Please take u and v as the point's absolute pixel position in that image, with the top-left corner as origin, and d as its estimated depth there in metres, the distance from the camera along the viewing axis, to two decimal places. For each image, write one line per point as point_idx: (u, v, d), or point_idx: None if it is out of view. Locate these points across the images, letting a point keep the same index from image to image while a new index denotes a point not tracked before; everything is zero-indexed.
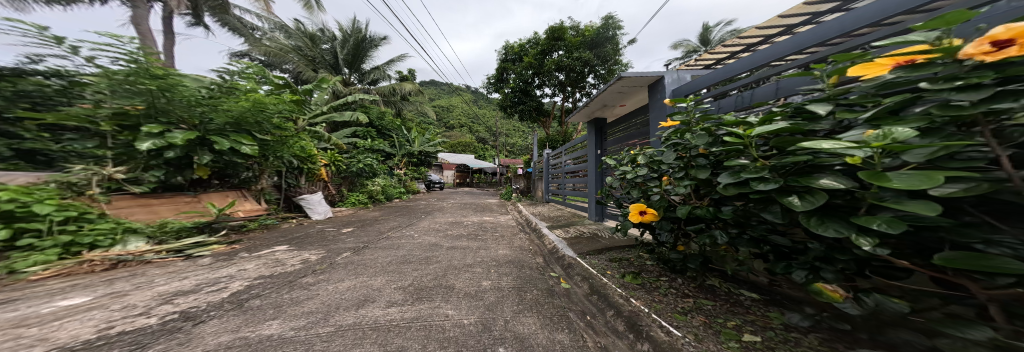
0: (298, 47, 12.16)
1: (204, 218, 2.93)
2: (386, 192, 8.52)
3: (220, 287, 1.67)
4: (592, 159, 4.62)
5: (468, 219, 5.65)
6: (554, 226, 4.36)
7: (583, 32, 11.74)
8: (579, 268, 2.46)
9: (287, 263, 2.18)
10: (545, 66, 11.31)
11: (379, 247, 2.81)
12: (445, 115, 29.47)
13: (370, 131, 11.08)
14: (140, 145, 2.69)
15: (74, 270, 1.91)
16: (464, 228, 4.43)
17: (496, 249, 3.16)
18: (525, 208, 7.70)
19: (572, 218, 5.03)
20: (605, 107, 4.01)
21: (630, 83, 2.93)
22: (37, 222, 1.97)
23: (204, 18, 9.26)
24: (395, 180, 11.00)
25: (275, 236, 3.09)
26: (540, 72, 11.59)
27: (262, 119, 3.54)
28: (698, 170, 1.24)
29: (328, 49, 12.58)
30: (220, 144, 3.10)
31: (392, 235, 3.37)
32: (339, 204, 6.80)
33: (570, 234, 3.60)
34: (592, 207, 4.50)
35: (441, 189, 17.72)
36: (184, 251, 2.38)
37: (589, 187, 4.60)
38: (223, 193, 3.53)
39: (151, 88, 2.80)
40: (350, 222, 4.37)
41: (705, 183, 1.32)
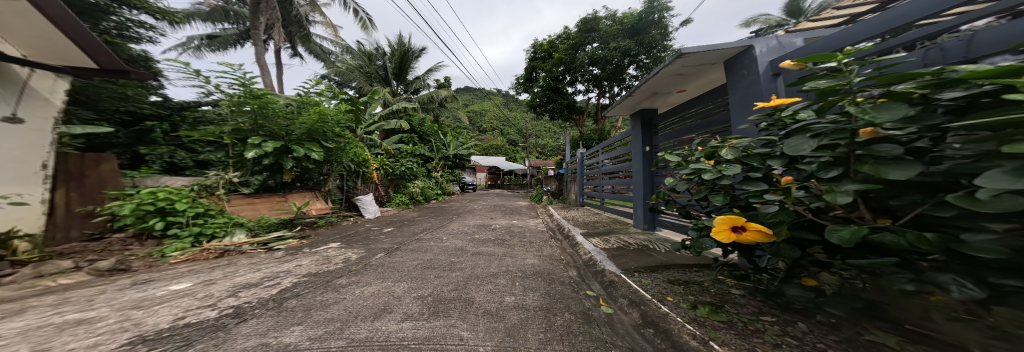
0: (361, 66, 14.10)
1: (288, 215, 3.73)
2: (425, 194, 9.37)
3: (275, 283, 1.91)
4: (639, 157, 3.87)
5: (493, 224, 5.64)
6: (591, 233, 4.06)
7: (619, 20, 10.56)
8: (627, 289, 2.03)
9: (333, 261, 2.54)
10: (578, 60, 10.76)
11: (409, 249, 3.28)
12: (480, 119, 30.74)
13: (415, 137, 12.22)
14: (247, 154, 3.35)
15: (197, 256, 2.44)
16: (477, 235, 4.46)
17: (524, 258, 3.16)
18: (558, 211, 7.34)
19: (613, 225, 4.48)
20: (657, 95, 3.31)
21: (696, 60, 2.24)
22: (179, 216, 2.58)
23: (297, 50, 11.47)
24: (433, 182, 12.00)
25: (332, 235, 3.89)
26: (572, 69, 11.14)
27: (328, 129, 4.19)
28: (879, 166, 0.68)
29: (382, 65, 14.26)
30: (298, 152, 3.78)
31: (423, 237, 4.00)
32: (387, 204, 7.73)
33: (614, 245, 3.16)
34: (639, 213, 3.83)
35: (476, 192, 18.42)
36: (268, 245, 2.89)
37: (636, 191, 3.91)
38: (302, 193, 4.34)
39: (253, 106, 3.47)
40: (393, 223, 5.26)
41: (884, 189, 0.75)
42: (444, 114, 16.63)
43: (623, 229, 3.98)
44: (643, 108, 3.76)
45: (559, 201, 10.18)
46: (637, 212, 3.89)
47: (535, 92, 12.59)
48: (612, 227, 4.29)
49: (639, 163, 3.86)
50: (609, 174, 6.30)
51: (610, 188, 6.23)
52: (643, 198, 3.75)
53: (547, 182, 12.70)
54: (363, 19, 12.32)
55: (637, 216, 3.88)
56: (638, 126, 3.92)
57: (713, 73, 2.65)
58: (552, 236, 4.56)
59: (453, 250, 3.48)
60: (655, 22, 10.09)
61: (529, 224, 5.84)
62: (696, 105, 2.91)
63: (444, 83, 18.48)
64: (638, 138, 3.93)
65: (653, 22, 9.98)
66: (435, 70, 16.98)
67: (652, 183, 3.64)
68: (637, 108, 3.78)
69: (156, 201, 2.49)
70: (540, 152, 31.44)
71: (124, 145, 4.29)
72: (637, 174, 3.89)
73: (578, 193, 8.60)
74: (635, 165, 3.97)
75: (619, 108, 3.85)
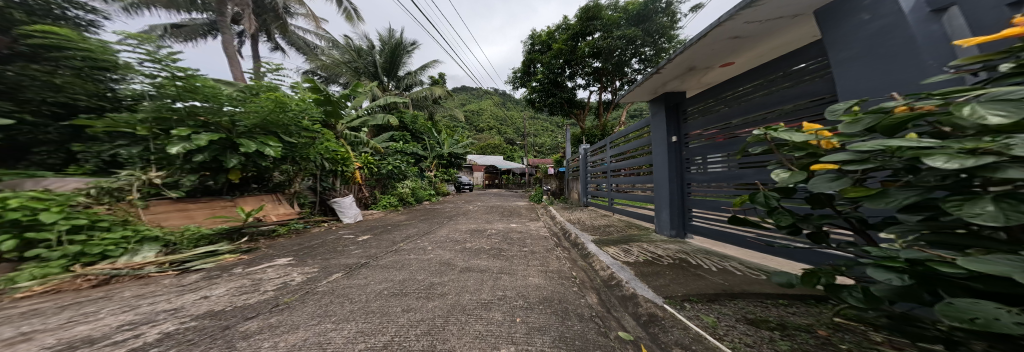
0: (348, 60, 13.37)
1: (232, 224, 3.01)
2: (416, 195, 8.67)
3: (133, 336, 1.19)
4: (662, 149, 3.23)
5: (487, 229, 4.95)
6: (605, 242, 3.39)
7: (622, 8, 10.04)
8: (683, 333, 1.35)
9: (264, 286, 1.85)
10: (579, 51, 10.14)
11: (380, 265, 2.60)
12: (476, 119, 30.11)
13: (406, 135, 11.49)
14: (171, 149, 2.61)
15: (64, 286, 1.73)
16: (468, 244, 3.74)
17: (525, 276, 2.50)
18: (560, 213, 6.71)
19: (628, 229, 3.83)
20: (691, 72, 2.66)
21: (775, 5, 1.58)
22: (46, 231, 1.86)
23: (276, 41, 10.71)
24: (425, 181, 11.38)
25: (290, 244, 3.25)
26: (573, 61, 10.50)
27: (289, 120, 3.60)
28: None
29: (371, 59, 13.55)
30: (247, 146, 3.08)
31: (403, 247, 3.33)
32: (371, 207, 7.01)
33: (639, 260, 2.48)
34: (664, 217, 3.17)
35: (471, 192, 17.77)
36: (186, 264, 2.18)
37: (660, 190, 3.25)
38: (258, 196, 3.65)
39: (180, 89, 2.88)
40: (373, 229, 4.58)
41: None
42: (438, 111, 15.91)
43: (643, 236, 3.30)
44: (668, 90, 3.10)
45: (560, 201, 9.52)
46: (661, 215, 3.22)
47: (533, 86, 11.93)
48: (626, 234, 3.62)
49: (663, 157, 3.21)
50: (616, 172, 5.66)
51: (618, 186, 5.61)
52: (669, 200, 3.09)
53: (546, 180, 12.02)
54: (347, 9, 11.63)
55: (661, 221, 3.21)
56: (661, 112, 3.27)
57: (779, 37, 2.00)
58: (558, 244, 3.87)
59: (435, 265, 2.77)
60: (660, 10, 9.47)
61: (529, 228, 5.14)
62: (749, 81, 2.26)
63: (437, 80, 17.78)
64: (661, 128, 3.28)
65: (658, 8, 9.40)
66: (427, 66, 16.26)
67: (681, 180, 2.98)
68: (661, 91, 3.14)
69: (0, 211, 1.75)
70: (537, 150, 30.80)
71: (57, 141, 3.41)
72: (661, 170, 3.23)
73: (581, 192, 7.93)
74: (658, 159, 3.31)
75: (639, 91, 3.19)
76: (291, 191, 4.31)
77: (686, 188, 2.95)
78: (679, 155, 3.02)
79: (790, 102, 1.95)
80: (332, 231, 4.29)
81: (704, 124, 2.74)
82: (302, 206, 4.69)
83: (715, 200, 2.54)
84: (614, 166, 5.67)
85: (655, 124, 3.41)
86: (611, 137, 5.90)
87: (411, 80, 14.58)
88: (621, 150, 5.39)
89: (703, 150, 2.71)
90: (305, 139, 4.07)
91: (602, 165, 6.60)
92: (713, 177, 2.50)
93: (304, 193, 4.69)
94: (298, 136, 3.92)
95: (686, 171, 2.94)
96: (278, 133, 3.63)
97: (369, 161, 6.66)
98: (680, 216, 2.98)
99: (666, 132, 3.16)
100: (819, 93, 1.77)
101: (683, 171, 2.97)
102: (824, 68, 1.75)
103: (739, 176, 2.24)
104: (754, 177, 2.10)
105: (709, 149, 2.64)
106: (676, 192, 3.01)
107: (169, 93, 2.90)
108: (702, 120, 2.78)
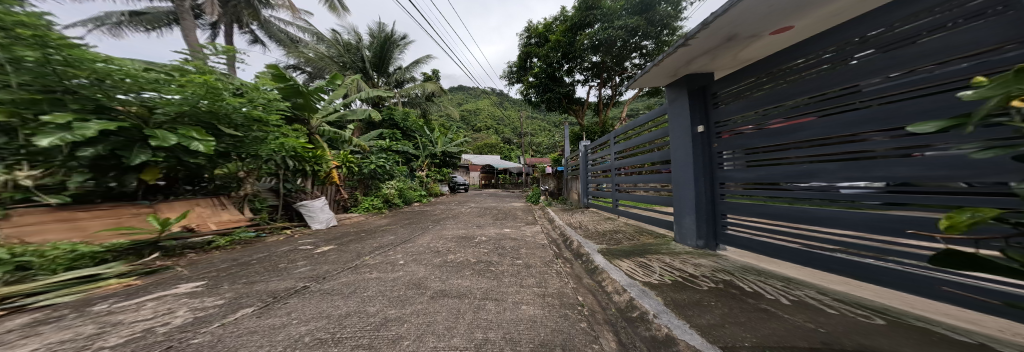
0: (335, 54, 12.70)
1: (146, 236, 2.50)
2: (404, 196, 8.01)
3: None
4: (683, 143, 2.61)
5: (478, 235, 4.34)
6: (612, 254, 2.79)
7: None
8: None
9: (105, 340, 1.23)
10: (579, 43, 9.56)
11: (321, 290, 1.96)
12: (472, 118, 29.56)
13: (396, 133, 10.85)
14: (40, 141, 2.07)
15: None
16: (451, 257, 3.11)
17: (511, 305, 1.89)
18: (559, 215, 6.10)
19: (638, 237, 3.22)
20: (728, 44, 2.02)
21: None
22: None
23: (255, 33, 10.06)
24: (416, 181, 10.74)
25: (219, 262, 2.60)
26: (572, 53, 9.92)
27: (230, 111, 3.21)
28: None
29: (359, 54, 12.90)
30: (164, 139, 2.56)
31: (367, 262, 2.68)
32: (352, 210, 6.32)
33: (653, 282, 1.91)
34: (688, 222, 2.56)
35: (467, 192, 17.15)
36: (25, 300, 1.61)
37: (679, 191, 2.66)
38: (189, 201, 3.13)
39: (38, 62, 2.19)
40: (341, 236, 3.92)
41: None
42: (431, 108, 15.25)
43: (658, 247, 2.71)
44: (693, 71, 2.46)
45: (559, 202, 8.91)
46: (682, 221, 2.62)
47: (530, 81, 11.37)
48: (637, 243, 3.02)
49: (684, 151, 2.60)
50: (619, 171, 5.09)
51: (620, 186, 5.04)
52: (687, 203, 2.53)
53: (545, 180, 11.39)
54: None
55: (683, 230, 2.61)
56: (683, 98, 2.63)
57: None
58: (557, 255, 3.26)
59: (399, 289, 2.13)
60: None
61: (526, 234, 4.52)
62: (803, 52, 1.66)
63: (431, 76, 17.17)
64: (682, 116, 2.65)
65: None
66: (420, 62, 15.65)
67: (709, 178, 2.35)
68: (683, 72, 2.51)
69: None
70: (536, 150, 30.18)
71: None
72: (681, 167, 2.62)
73: (582, 193, 7.34)
74: (676, 154, 2.71)
75: (654, 72, 2.57)
76: (239, 193, 3.74)
77: (716, 190, 2.33)
78: (705, 149, 2.40)
79: (838, 85, 1.49)
80: (291, 240, 3.62)
81: (738, 110, 2.14)
82: (258, 211, 4.02)
83: (761, 205, 1.95)
84: (617, 164, 5.08)
85: (673, 112, 2.80)
86: (613, 133, 5.32)
87: (403, 76, 13.94)
88: (626, 146, 4.80)
89: (738, 143, 2.12)
90: (249, 131, 3.50)
91: (603, 165, 6.04)
92: (767, 174, 1.90)
93: (260, 196, 4.08)
94: (241, 129, 3.41)
95: (716, 168, 2.32)
96: (206, 124, 3.13)
97: (348, 159, 6.00)
98: (708, 224, 2.36)
99: (688, 122, 2.55)
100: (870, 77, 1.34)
101: (710, 167, 2.35)
102: (887, 42, 1.29)
103: (811, 172, 1.61)
104: (837, 175, 1.48)
105: (748, 139, 2.04)
106: (703, 194, 2.39)
107: (37, 69, 2.22)
108: (736, 104, 2.17)
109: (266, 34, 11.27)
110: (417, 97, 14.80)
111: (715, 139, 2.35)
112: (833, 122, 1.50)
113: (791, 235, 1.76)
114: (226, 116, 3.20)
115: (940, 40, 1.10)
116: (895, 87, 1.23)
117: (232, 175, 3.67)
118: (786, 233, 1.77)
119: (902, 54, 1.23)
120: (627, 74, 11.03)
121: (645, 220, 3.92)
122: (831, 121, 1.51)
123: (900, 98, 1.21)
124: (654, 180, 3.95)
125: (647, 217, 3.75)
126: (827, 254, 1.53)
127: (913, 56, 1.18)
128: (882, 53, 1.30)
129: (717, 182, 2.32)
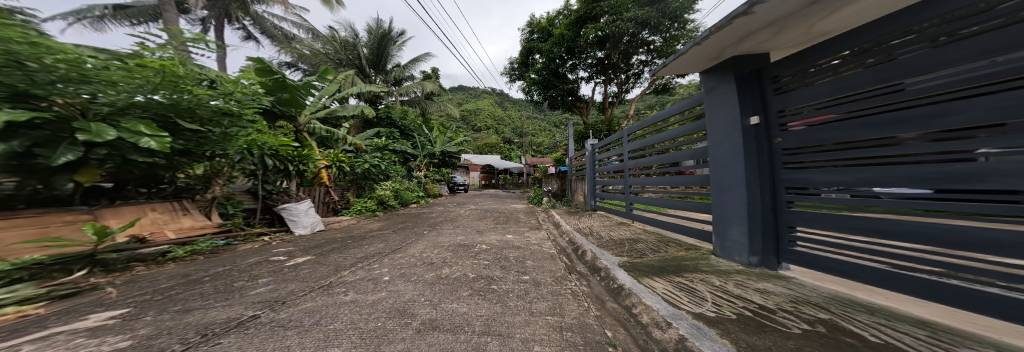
0: (330, 51, 12.29)
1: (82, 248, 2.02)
2: (401, 198, 7.51)
3: None
4: (728, 139, 2.18)
5: (478, 243, 3.88)
6: (639, 271, 2.31)
7: None
8: None
9: None
10: (585, 36, 9.13)
11: (275, 320, 1.48)
12: (473, 118, 29.18)
13: (394, 132, 10.43)
14: None
15: None
16: (446, 272, 2.65)
17: (523, 344, 1.41)
18: (565, 219, 5.62)
19: (667, 249, 2.74)
20: (802, 13, 1.56)
21: None
22: None
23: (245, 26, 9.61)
24: (413, 182, 10.29)
25: (165, 274, 2.13)
26: (577, 47, 9.49)
27: (197, 105, 2.82)
28: None
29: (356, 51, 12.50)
30: (102, 135, 2.16)
31: (344, 279, 2.22)
32: (342, 212, 5.87)
33: (706, 314, 1.47)
34: (734, 234, 2.14)
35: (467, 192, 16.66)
36: None
37: (723, 195, 2.23)
38: (142, 206, 2.67)
39: None
40: (322, 244, 3.45)
41: None
42: (431, 107, 14.83)
43: (692, 263, 2.24)
44: (747, 48, 2.00)
45: (564, 204, 8.43)
46: (727, 232, 2.19)
47: (532, 78, 10.97)
48: (663, 257, 2.55)
49: (729, 148, 2.17)
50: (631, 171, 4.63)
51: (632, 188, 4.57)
52: (734, 211, 2.10)
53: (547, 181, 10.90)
54: None
55: (730, 243, 2.17)
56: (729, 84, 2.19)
57: None
58: (569, 270, 2.80)
59: (379, 318, 1.66)
60: None
61: (532, 242, 4.04)
62: (898, 23, 1.25)
63: (430, 75, 16.81)
64: (725, 107, 2.22)
65: None
66: (419, 60, 15.33)
67: (768, 181, 1.89)
68: (730, 53, 2.10)
69: None
70: (537, 150, 29.74)
71: None
72: (727, 167, 2.19)
73: (588, 195, 6.88)
74: (719, 152, 2.28)
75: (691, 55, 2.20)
76: (205, 196, 3.32)
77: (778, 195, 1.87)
78: (760, 145, 1.96)
79: (878, 83, 1.32)
80: (266, 247, 3.16)
81: (801, 98, 1.71)
82: (228, 216, 3.55)
83: (847, 215, 1.48)
84: (631, 165, 4.61)
85: (712, 104, 2.37)
86: (625, 130, 4.85)
87: (401, 74, 13.57)
88: (640, 144, 4.33)
89: (807, 137, 1.68)
90: (218, 126, 3.10)
91: (612, 165, 5.57)
92: (854, 178, 1.44)
93: (233, 200, 3.63)
94: (205, 124, 2.98)
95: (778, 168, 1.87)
96: (163, 118, 2.70)
97: (340, 159, 5.63)
98: (768, 237, 1.91)
99: (734, 114, 2.12)
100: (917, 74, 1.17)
101: (768, 167, 1.90)
102: (945, 32, 1.10)
103: (976, 175, 1.01)
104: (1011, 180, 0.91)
105: (817, 132, 1.61)
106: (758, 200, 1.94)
107: None
108: (800, 91, 1.74)
109: (259, 29, 10.86)
110: (415, 96, 14.40)
111: (773, 133, 1.90)
112: (884, 119, 1.29)
113: (882, 255, 1.35)
114: (189, 109, 2.80)
115: (996, 36, 0.95)
116: (947, 85, 1.07)
117: (193, 176, 3.24)
118: (864, 251, 1.39)
119: (962, 46, 1.04)
120: (633, 71, 10.68)
121: (662, 225, 3.47)
122: (911, 114, 1.19)
123: (974, 94, 1.01)
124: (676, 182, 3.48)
125: (665, 223, 3.29)
126: (938, 283, 1.13)
127: (965, 54, 1.02)
128: (932, 48, 1.14)
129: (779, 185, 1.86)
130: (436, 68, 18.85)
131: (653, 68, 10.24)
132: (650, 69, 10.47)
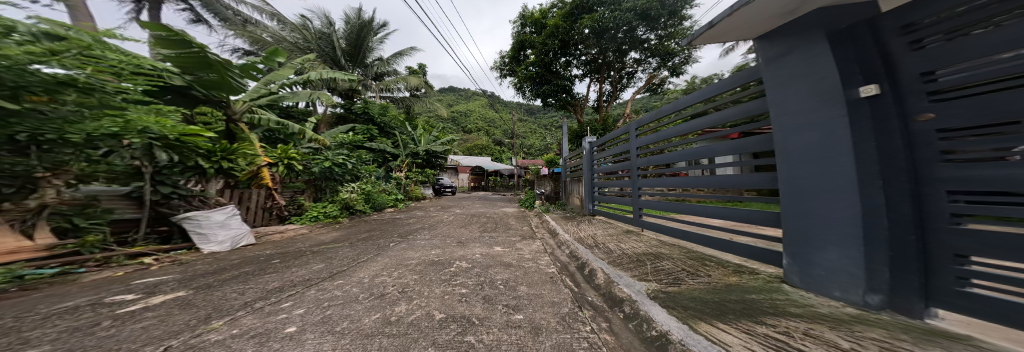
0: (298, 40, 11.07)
1: None
2: (376, 201, 6.22)
3: None
4: (813, 122, 1.46)
5: (456, 259, 2.98)
6: (686, 313, 1.52)
7: None
8: None
9: None
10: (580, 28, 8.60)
11: None
12: (460, 120, 28.31)
13: (371, 129, 9.47)
14: None
15: None
16: (399, 311, 1.76)
17: None
18: (562, 226, 4.83)
19: (711, 272, 1.98)
20: None
21: None
22: None
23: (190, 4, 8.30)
24: (392, 184, 9.22)
25: None
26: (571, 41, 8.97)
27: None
28: None
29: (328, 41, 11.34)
30: None
31: (208, 337, 1.31)
32: (291, 220, 4.41)
33: None
34: (833, 257, 1.35)
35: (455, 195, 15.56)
36: None
37: (805, 202, 1.50)
38: None
39: None
40: (232, 267, 2.45)
41: None
42: (414, 104, 13.81)
43: (764, 302, 1.45)
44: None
45: (559, 209, 7.63)
46: (815, 258, 1.44)
47: (523, 74, 10.32)
48: (711, 286, 1.76)
49: (818, 134, 1.44)
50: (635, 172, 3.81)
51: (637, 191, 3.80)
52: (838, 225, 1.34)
53: (540, 183, 10.06)
54: None
55: (818, 272, 1.42)
56: (809, 49, 1.50)
57: None
58: (578, 305, 1.96)
59: None
60: None
61: (525, 256, 3.20)
62: None
63: (415, 71, 15.88)
64: (804, 78, 1.53)
65: None
66: (403, 55, 14.39)
67: (902, 181, 1.16)
68: (812, 7, 1.44)
69: None
70: (527, 152, 29.12)
71: None
72: (813, 162, 1.46)
73: (585, 198, 6.12)
74: (796, 141, 1.56)
75: (748, 14, 1.57)
76: (25, 205, 2.16)
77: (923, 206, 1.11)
78: (879, 126, 1.23)
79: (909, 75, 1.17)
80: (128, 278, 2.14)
81: (960, 50, 1.04)
82: (71, 233, 2.37)
83: None
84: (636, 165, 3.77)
85: (779, 78, 1.69)
86: (631, 123, 3.95)
87: (381, 68, 12.55)
88: (647, 140, 3.49)
89: (986, 107, 0.96)
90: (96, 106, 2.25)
91: (613, 164, 4.77)
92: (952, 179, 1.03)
93: (83, 205, 2.46)
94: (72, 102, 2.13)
95: (922, 161, 1.12)
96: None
97: (291, 156, 4.30)
98: (902, 270, 1.15)
99: (824, 85, 1.42)
100: (986, 52, 0.96)
101: (902, 161, 1.15)
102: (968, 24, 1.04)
103: None
104: None
105: (978, 103, 0.99)
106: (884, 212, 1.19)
107: None
108: (960, 42, 1.05)
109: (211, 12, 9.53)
110: (397, 93, 13.39)
111: (908, 107, 1.16)
112: (948, 106, 1.06)
113: None
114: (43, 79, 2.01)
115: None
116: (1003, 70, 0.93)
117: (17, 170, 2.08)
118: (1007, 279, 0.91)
119: (989, 37, 0.97)
120: (627, 70, 10.42)
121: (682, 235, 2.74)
122: (957, 106, 1.04)
123: None
124: (698, 185, 2.70)
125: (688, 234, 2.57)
126: None
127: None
128: (950, 40, 1.08)
129: (925, 188, 1.11)
130: (423, 65, 18.00)
131: (647, 66, 10.07)
132: (644, 67, 10.23)
